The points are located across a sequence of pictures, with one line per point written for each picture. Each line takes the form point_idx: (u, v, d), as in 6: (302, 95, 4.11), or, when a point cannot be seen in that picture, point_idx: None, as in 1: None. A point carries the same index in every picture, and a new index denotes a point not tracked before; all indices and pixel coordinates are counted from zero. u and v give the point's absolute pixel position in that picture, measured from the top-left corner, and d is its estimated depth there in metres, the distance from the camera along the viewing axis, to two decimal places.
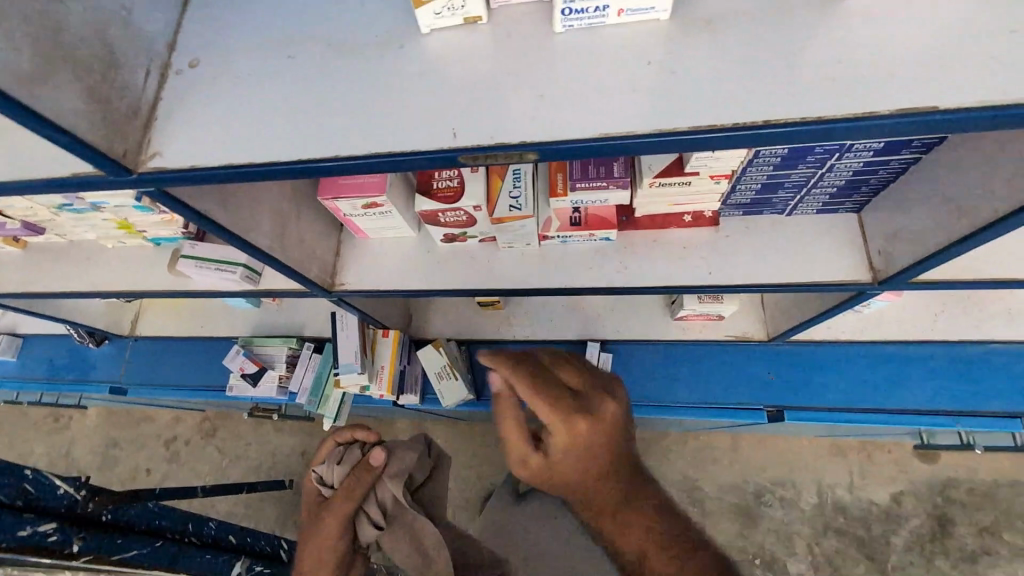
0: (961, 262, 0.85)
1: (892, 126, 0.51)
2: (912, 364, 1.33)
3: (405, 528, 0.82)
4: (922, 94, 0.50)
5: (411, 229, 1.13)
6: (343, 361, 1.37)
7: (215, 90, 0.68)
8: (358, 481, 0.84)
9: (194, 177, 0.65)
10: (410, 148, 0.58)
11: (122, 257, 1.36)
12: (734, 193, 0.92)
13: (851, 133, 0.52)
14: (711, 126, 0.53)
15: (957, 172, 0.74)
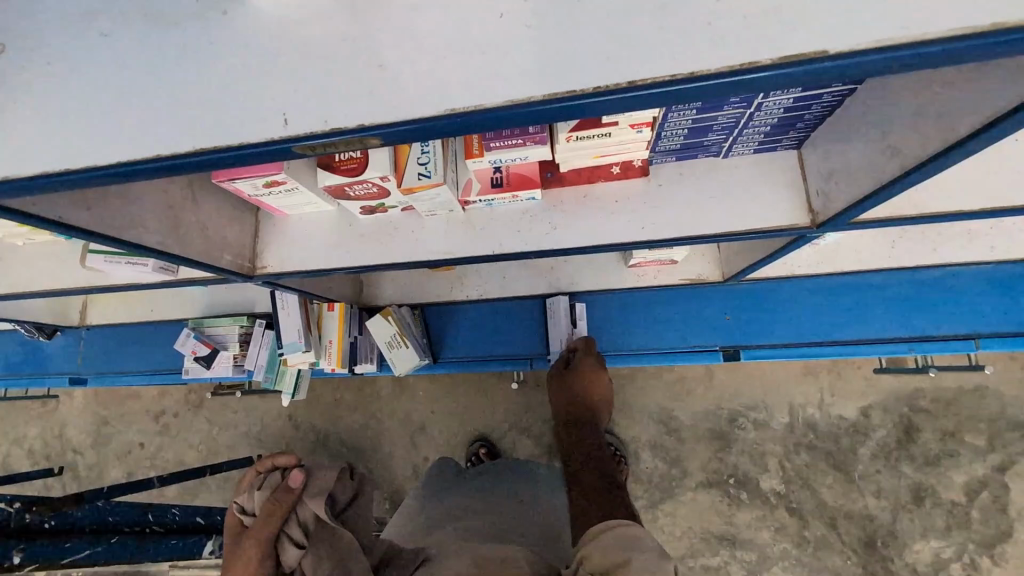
0: (902, 198, 0.79)
1: (771, 78, 0.44)
2: (866, 292, 1.30)
3: (327, 542, 0.87)
4: (806, 38, 0.43)
5: (328, 203, 1.03)
6: (287, 341, 1.32)
7: (25, 79, 0.57)
8: (274, 508, 0.87)
9: (14, 189, 0.56)
10: (248, 141, 0.51)
11: (34, 253, 1.25)
12: (661, 140, 0.83)
13: (725, 90, 0.46)
14: (567, 93, 0.46)
15: (892, 104, 0.66)
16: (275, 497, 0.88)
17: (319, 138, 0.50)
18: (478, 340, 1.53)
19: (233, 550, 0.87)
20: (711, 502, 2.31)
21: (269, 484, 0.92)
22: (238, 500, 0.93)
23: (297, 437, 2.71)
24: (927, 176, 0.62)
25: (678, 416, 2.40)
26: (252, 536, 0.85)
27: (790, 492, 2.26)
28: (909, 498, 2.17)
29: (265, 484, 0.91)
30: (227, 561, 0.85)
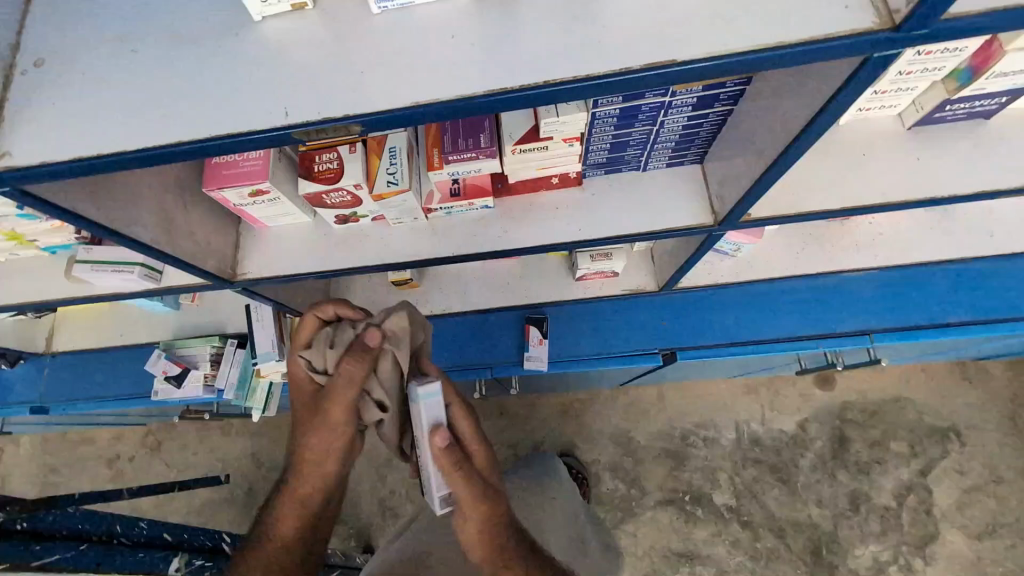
0: (783, 200, 0.98)
1: (649, 78, 0.58)
2: (780, 297, 1.50)
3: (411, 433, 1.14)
4: (673, 46, 0.57)
5: (306, 213, 1.16)
6: (260, 350, 1.40)
7: (64, 88, 0.70)
8: (356, 369, 1.06)
9: (50, 172, 0.67)
10: (252, 128, 0.64)
11: (17, 267, 1.31)
12: (590, 154, 1.01)
13: (626, 85, 0.59)
14: (502, 89, 0.60)
15: (753, 117, 0.85)
16: (354, 358, 1.05)
17: (313, 125, 0.63)
18: (442, 353, 1.63)
19: (322, 406, 1.10)
20: (669, 519, 2.39)
21: (327, 339, 1.14)
22: (308, 359, 1.14)
23: (260, 475, 2.67)
24: (787, 168, 0.77)
25: (635, 437, 2.51)
26: (335, 394, 1.06)
27: (741, 506, 2.37)
28: (847, 505, 2.32)
29: (319, 339, 1.14)
30: (303, 417, 1.14)
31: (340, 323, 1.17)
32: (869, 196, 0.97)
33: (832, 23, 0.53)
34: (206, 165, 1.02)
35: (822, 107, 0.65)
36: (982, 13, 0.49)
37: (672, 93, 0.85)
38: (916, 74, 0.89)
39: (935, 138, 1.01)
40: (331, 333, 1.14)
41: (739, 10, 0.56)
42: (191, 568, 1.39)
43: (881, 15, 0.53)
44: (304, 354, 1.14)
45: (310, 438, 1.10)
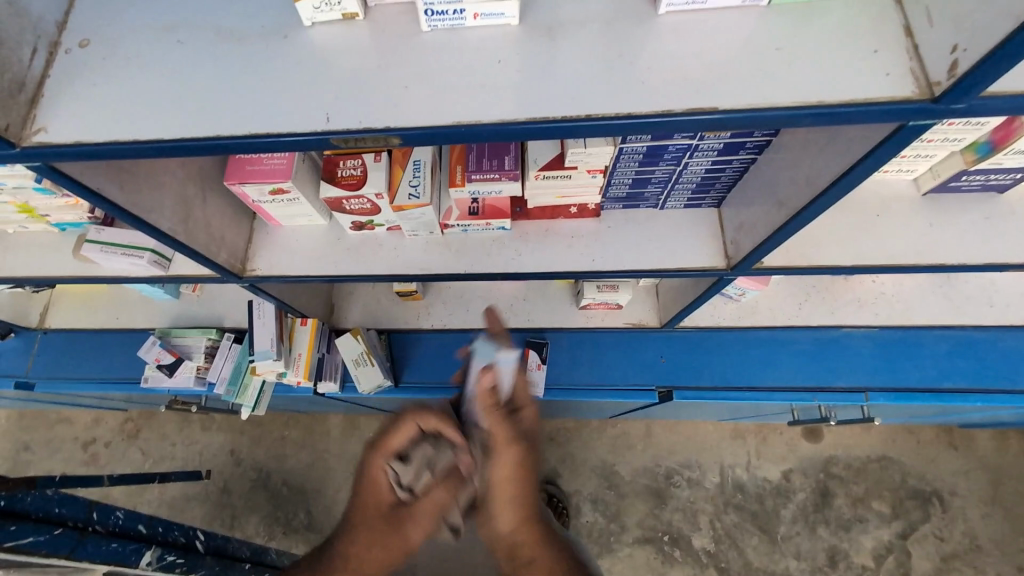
0: (796, 252, 1.00)
1: (689, 122, 0.59)
2: (780, 346, 1.51)
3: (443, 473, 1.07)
4: (715, 95, 0.58)
5: (322, 216, 1.16)
6: (258, 348, 1.37)
7: (106, 71, 0.71)
8: (441, 494, 0.99)
9: (81, 152, 0.67)
10: (291, 131, 0.64)
11: (23, 240, 1.29)
12: (611, 187, 1.03)
13: (665, 127, 0.60)
14: (544, 118, 0.61)
15: (776, 169, 0.86)
16: (445, 484, 0.99)
17: (352, 134, 0.63)
18: (438, 369, 1.61)
19: (389, 520, 0.96)
20: (646, 558, 2.35)
21: (422, 461, 1.00)
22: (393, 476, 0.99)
23: (237, 473, 2.62)
24: (807, 222, 0.78)
25: (620, 471, 2.49)
26: (417, 514, 0.96)
27: (720, 551, 2.34)
28: (825, 561, 2.30)
29: (416, 458, 0.99)
30: (368, 530, 0.96)
31: (438, 440, 1.00)
32: (879, 256, 0.99)
33: (873, 88, 0.55)
34: (231, 159, 1.02)
35: (850, 167, 0.66)
36: (1019, 94, 0.50)
37: (699, 137, 0.87)
38: (938, 142, 0.92)
39: (947, 206, 1.03)
40: (427, 453, 1.00)
41: (783, 67, 0.58)
42: (161, 562, 1.36)
43: (920, 85, 0.54)
44: (394, 463, 0.99)
45: (371, 551, 0.95)
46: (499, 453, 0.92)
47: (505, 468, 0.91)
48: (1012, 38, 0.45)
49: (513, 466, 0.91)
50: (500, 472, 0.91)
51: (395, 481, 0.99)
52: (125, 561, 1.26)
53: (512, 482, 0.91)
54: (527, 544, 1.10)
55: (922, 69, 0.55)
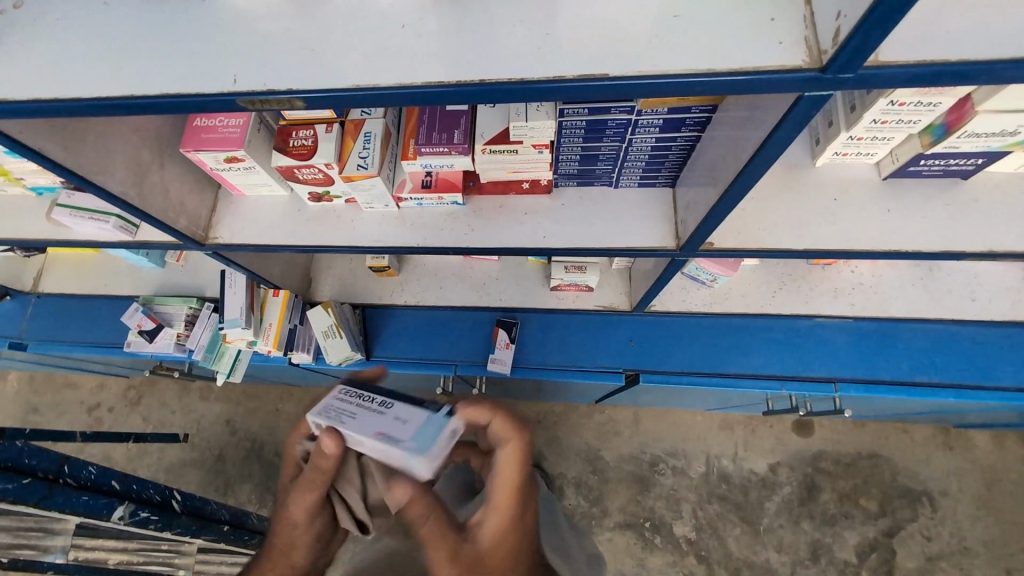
0: (748, 234, 0.97)
1: (581, 89, 0.58)
2: (751, 333, 1.48)
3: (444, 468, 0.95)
4: (612, 60, 0.57)
5: (282, 187, 1.17)
6: (228, 316, 1.40)
7: (36, 31, 0.72)
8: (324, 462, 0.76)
9: (10, 109, 0.69)
10: (200, 93, 0.65)
11: (6, 204, 1.37)
12: (561, 164, 1.01)
13: (563, 91, 0.59)
14: (438, 83, 0.60)
15: (714, 145, 0.84)
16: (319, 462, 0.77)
17: (257, 95, 0.63)
18: (409, 346, 1.62)
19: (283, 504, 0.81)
20: (627, 544, 2.34)
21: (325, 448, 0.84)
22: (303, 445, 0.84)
23: (232, 443, 2.70)
24: (739, 196, 0.76)
25: (605, 456, 2.48)
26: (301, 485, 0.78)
27: (701, 540, 2.33)
28: (807, 555, 2.27)
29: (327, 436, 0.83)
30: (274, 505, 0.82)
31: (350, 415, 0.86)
32: (833, 241, 0.96)
33: (766, 56, 0.54)
34: (188, 126, 1.05)
35: (768, 136, 0.65)
36: (905, 65, 0.50)
37: (638, 112, 0.85)
38: (892, 124, 0.88)
39: (909, 192, 1.00)
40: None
41: (680, 33, 0.57)
42: (134, 518, 1.39)
43: (811, 53, 0.53)
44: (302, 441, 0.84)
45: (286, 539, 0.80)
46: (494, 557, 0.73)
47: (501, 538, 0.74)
48: (878, 4, 0.45)
49: (507, 529, 0.74)
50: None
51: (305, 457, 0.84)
52: (96, 515, 1.30)
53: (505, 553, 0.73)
54: None
55: (815, 37, 0.53)
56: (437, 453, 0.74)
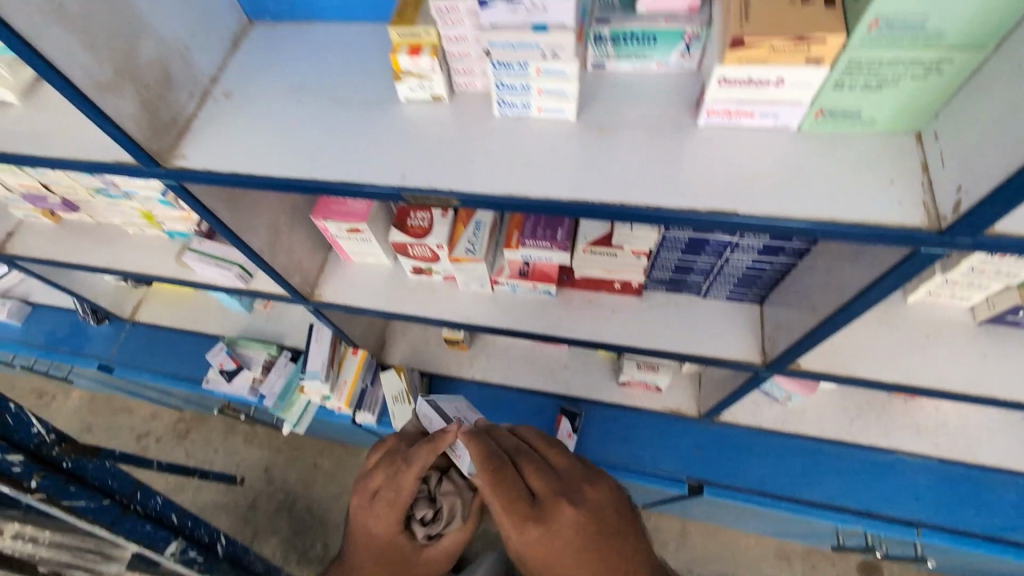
0: (837, 361, 0.98)
1: (708, 221, 0.64)
2: (823, 458, 1.42)
3: None
4: (737, 198, 0.64)
5: (388, 258, 1.28)
6: (310, 368, 1.48)
7: (238, 119, 0.88)
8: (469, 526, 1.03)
9: (207, 178, 0.83)
10: (370, 185, 0.76)
11: (143, 242, 1.56)
12: (655, 270, 1.07)
13: (694, 222, 0.65)
14: (580, 201, 0.68)
15: (812, 275, 0.88)
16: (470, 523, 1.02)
17: (419, 192, 0.74)
18: None
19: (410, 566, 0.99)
20: None
21: (449, 510, 1.02)
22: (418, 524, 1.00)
23: (268, 491, 2.70)
24: (839, 328, 0.79)
25: None
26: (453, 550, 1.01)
27: None
28: None
29: (444, 510, 1.02)
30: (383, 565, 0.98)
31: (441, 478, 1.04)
32: (926, 379, 0.96)
33: (886, 214, 0.59)
34: (320, 198, 1.19)
35: (872, 282, 0.69)
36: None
37: (740, 235, 0.90)
38: (990, 274, 0.90)
39: (1006, 341, 0.99)
40: (455, 503, 1.03)
41: (800, 183, 0.63)
42: (183, 556, 1.42)
43: (930, 217, 0.58)
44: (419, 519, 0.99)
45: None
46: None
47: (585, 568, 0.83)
48: (1002, 188, 0.50)
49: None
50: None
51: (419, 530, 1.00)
52: (152, 546, 1.34)
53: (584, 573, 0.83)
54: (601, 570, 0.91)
55: (933, 203, 0.59)
56: (475, 420, 1.19)
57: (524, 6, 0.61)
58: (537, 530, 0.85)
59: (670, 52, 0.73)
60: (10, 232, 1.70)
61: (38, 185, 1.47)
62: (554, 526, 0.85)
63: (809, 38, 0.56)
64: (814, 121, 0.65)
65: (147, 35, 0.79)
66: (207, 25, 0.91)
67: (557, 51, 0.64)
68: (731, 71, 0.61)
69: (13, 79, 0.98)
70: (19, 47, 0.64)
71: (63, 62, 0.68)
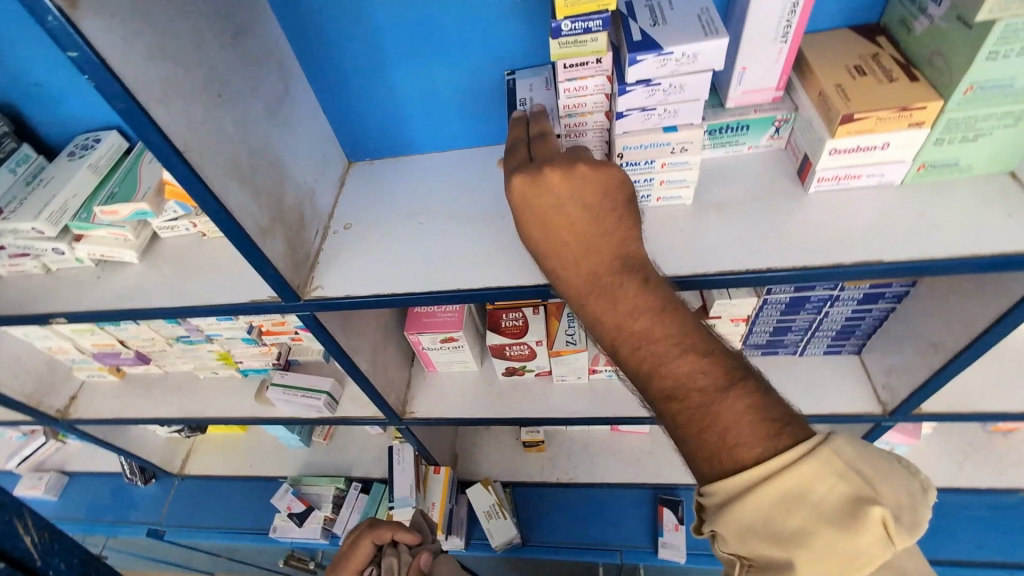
0: (958, 396, 1.00)
1: (855, 273, 0.71)
2: (949, 510, 1.35)
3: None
4: (874, 247, 0.71)
5: (476, 363, 1.31)
6: (398, 494, 1.43)
7: (365, 247, 0.95)
8: None
9: (348, 303, 0.88)
10: (518, 286, 0.84)
11: (214, 385, 1.56)
12: (752, 336, 1.11)
13: (839, 276, 0.72)
14: (730, 272, 0.74)
15: (920, 314, 0.93)
16: None
17: None
18: (565, 527, 1.56)
19: None
20: None
21: (388, 570, 1.00)
22: None
23: None
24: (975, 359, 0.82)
25: None
26: None
27: None
28: None
29: (383, 570, 1.00)
30: None
31: (397, 546, 1.04)
32: None
33: (1017, 242, 0.67)
34: (411, 313, 1.23)
35: (1009, 309, 0.74)
36: None
37: (840, 289, 0.96)
38: None
39: None
40: (394, 561, 1.01)
41: (924, 228, 0.71)
42: None
43: None
44: None
45: None
46: (596, 281, 0.61)
47: (614, 305, 0.60)
48: None
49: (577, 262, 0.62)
50: (659, 339, 0.58)
51: None
52: None
53: (594, 230, 0.61)
54: (673, 387, 0.57)
55: None
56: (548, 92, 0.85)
57: (658, 111, 0.72)
58: (524, 180, 0.62)
59: (760, 136, 0.84)
60: (73, 395, 1.64)
61: (114, 342, 1.48)
62: (552, 200, 0.62)
63: (910, 107, 0.67)
64: (916, 174, 0.75)
65: (288, 182, 0.88)
66: (324, 168, 1.02)
67: (685, 145, 0.74)
68: (841, 142, 0.70)
69: (135, 240, 1.06)
70: (207, 200, 0.71)
71: (238, 211, 0.75)
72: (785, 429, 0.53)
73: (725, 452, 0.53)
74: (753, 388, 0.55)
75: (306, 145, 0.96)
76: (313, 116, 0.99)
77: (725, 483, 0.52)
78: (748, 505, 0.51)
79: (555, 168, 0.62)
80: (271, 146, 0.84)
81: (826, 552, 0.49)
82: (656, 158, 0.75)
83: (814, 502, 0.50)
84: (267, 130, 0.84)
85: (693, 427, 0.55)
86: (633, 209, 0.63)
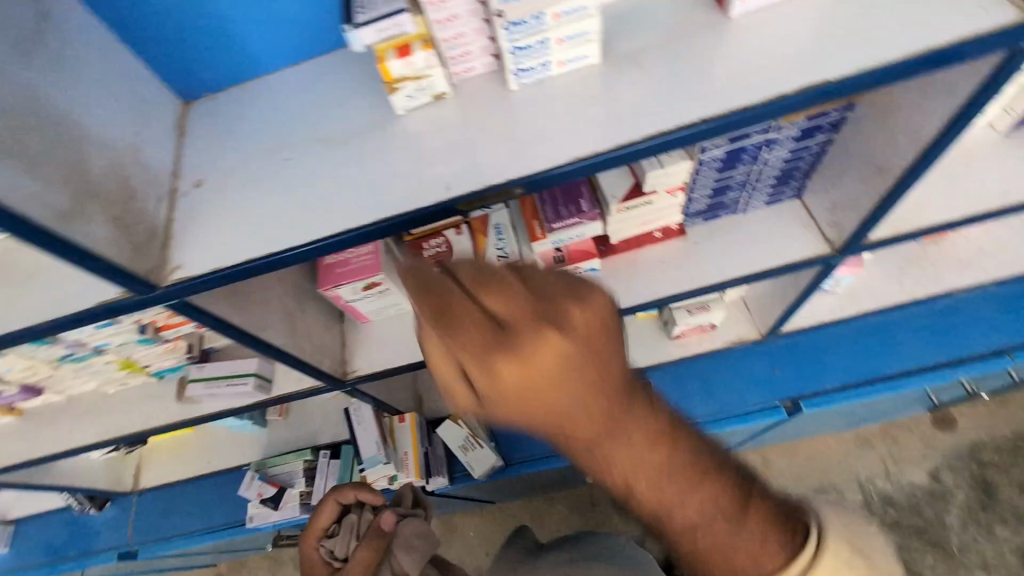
0: (902, 216, 0.96)
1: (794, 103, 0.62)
2: (897, 327, 1.43)
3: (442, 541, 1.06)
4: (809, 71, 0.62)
5: (411, 302, 1.18)
6: (366, 454, 1.35)
7: (226, 203, 0.76)
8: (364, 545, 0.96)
9: (220, 277, 0.71)
10: (418, 208, 0.69)
11: (129, 397, 1.37)
12: (692, 203, 1.03)
13: (772, 113, 0.63)
14: (659, 132, 0.64)
15: (860, 139, 0.86)
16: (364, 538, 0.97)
17: (474, 195, 0.67)
18: (544, 436, 1.56)
19: None
20: None
21: (348, 526, 1.02)
22: (326, 546, 1.03)
23: None
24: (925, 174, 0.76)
25: None
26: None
27: None
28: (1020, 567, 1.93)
29: (343, 528, 1.02)
30: None
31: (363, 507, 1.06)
32: (986, 201, 0.96)
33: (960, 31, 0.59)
34: (321, 266, 1.07)
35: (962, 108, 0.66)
36: None
37: (776, 129, 0.87)
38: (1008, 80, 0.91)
39: None
40: (353, 518, 1.03)
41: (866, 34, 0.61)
42: None
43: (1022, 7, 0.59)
44: (325, 540, 1.03)
45: None
46: (540, 383, 0.54)
47: (524, 363, 0.53)
48: None
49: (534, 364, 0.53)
50: (610, 439, 0.57)
51: (331, 554, 1.02)
52: None
53: (566, 381, 0.54)
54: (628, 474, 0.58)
55: None
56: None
57: None
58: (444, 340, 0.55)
59: None
60: None
61: None
62: (513, 379, 0.53)
63: None
64: None
65: (88, 144, 0.68)
66: (144, 117, 0.80)
67: None
68: None
69: None
70: None
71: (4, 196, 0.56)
72: (709, 484, 0.58)
73: (675, 526, 0.59)
74: (689, 449, 0.59)
75: (101, 89, 0.73)
76: (105, 50, 0.76)
77: (678, 534, 0.59)
78: (685, 546, 0.59)
79: (490, 288, 0.55)
80: (36, 99, 0.63)
81: (739, 549, 0.57)
82: (545, 9, 0.61)
83: (716, 526, 0.58)
84: (18, 76, 0.62)
85: (632, 490, 0.58)
86: (613, 338, 0.57)
